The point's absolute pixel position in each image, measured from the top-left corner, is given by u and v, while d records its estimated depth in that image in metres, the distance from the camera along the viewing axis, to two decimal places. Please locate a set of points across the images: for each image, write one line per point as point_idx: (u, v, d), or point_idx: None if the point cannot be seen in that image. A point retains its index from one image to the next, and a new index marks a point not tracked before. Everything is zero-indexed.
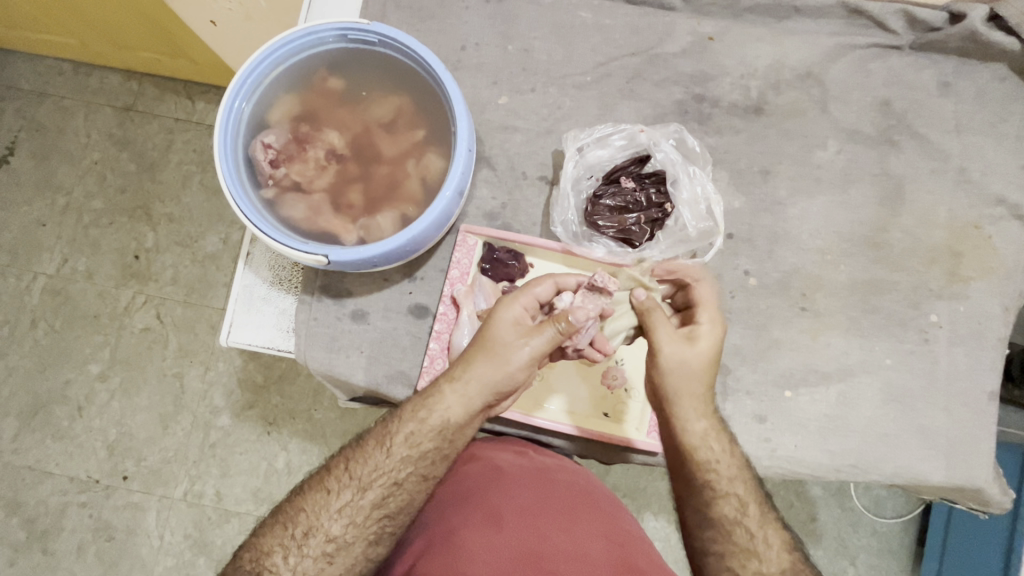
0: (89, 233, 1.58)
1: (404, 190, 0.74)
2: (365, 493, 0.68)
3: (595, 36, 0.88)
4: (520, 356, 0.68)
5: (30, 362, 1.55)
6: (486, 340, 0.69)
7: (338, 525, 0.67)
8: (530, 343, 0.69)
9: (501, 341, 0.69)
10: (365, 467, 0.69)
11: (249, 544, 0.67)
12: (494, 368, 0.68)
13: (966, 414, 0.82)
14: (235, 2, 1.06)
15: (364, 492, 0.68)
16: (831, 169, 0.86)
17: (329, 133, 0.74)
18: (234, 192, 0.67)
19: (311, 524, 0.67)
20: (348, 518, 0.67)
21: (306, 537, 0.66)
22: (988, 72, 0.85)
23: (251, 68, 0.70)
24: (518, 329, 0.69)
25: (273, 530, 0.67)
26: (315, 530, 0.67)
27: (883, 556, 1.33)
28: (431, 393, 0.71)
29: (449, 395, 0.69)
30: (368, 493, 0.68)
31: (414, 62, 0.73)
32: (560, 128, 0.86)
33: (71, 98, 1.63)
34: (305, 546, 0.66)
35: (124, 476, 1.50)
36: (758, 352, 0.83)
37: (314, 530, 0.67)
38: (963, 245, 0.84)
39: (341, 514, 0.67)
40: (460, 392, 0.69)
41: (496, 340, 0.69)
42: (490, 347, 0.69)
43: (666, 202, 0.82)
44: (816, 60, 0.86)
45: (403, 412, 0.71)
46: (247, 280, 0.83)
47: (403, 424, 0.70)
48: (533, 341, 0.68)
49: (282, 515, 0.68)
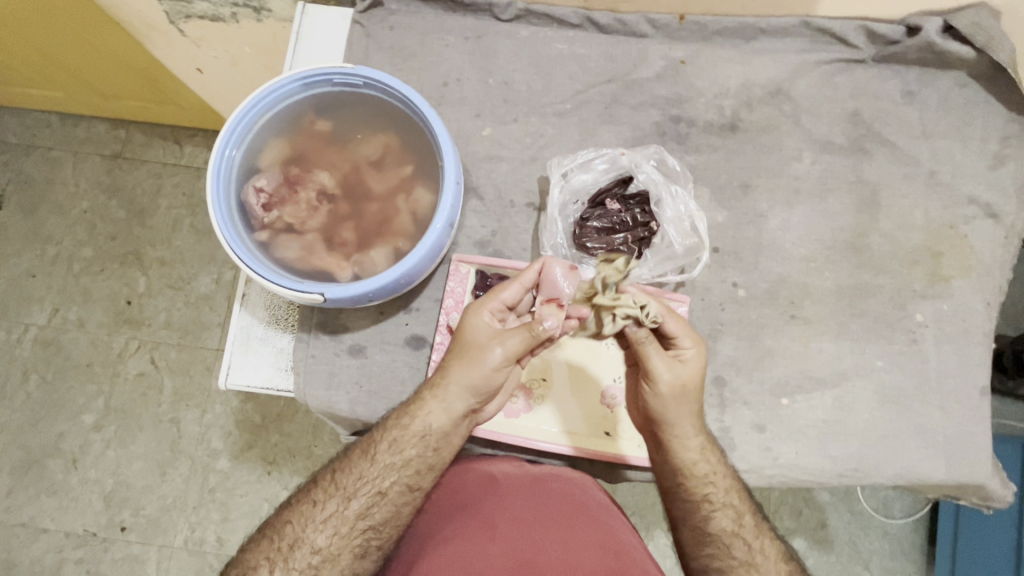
0: (79, 282, 1.58)
1: (396, 225, 0.76)
2: (350, 504, 0.70)
3: (572, 65, 0.91)
4: (497, 361, 0.69)
5: (22, 416, 1.53)
6: (463, 346, 0.70)
7: (324, 537, 0.69)
8: (507, 350, 0.69)
9: (477, 346, 0.69)
10: (351, 476, 0.71)
11: (238, 558, 0.70)
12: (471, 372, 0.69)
13: (961, 410, 0.83)
14: (220, 49, 1.09)
15: (350, 501, 0.70)
16: (808, 179, 0.89)
17: (318, 173, 0.75)
18: (227, 236, 0.68)
19: (298, 536, 0.69)
20: (333, 529, 0.69)
21: (295, 548, 0.68)
22: (949, 79, 0.89)
23: (240, 115, 0.72)
24: (495, 333, 0.70)
25: (263, 543, 0.69)
26: (302, 542, 0.69)
27: (895, 558, 1.34)
28: (417, 403, 0.73)
29: (433, 405, 0.71)
30: (353, 502, 0.70)
31: (399, 101, 0.76)
32: (545, 155, 0.89)
33: (58, 150, 1.65)
34: (292, 558, 0.68)
35: (121, 528, 1.47)
36: (752, 362, 0.84)
37: (300, 542, 0.69)
38: (941, 245, 0.87)
39: (326, 524, 0.69)
40: (443, 400, 0.71)
41: (473, 345, 0.70)
42: (469, 353, 0.70)
43: (651, 220, 0.84)
44: (784, 77, 0.90)
45: (390, 423, 0.73)
46: (243, 321, 0.83)
47: (387, 433, 0.73)
48: (507, 345, 0.68)
49: (273, 527, 0.70)
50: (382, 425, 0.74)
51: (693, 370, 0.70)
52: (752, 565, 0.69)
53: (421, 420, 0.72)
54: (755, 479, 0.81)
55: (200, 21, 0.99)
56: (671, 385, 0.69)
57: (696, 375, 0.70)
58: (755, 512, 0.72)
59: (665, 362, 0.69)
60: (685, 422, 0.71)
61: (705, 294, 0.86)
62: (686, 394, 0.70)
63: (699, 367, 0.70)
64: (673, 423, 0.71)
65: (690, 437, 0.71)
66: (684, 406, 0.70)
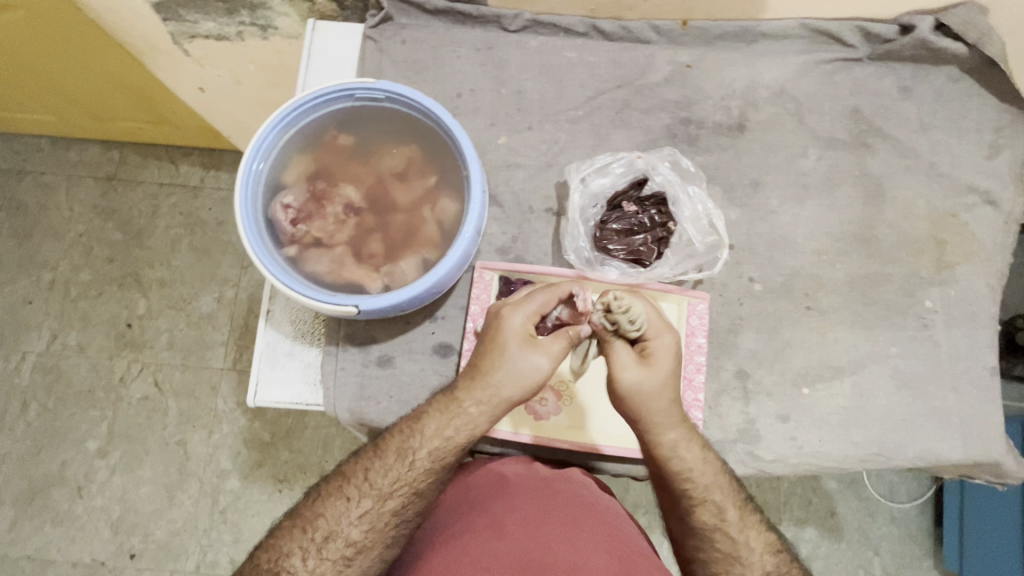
0: (77, 306, 1.56)
1: (423, 235, 0.77)
2: (386, 502, 0.71)
3: (582, 73, 0.93)
4: (540, 374, 0.69)
5: (24, 447, 1.49)
6: (502, 356, 0.69)
7: (358, 531, 0.70)
8: (552, 362, 0.70)
9: (521, 362, 0.69)
10: (386, 478, 0.71)
11: (267, 544, 0.70)
12: (513, 385, 0.69)
13: (973, 391, 0.86)
14: (224, 68, 1.08)
15: (385, 501, 0.71)
16: (815, 175, 0.92)
17: (344, 188, 0.77)
18: (259, 252, 0.69)
19: (331, 529, 0.70)
20: (365, 524, 0.70)
21: (342, 538, 0.69)
22: (942, 74, 0.92)
23: (265, 132, 0.72)
24: (538, 347, 0.70)
25: (294, 533, 0.70)
26: (335, 534, 0.70)
27: (903, 541, 1.38)
28: (453, 409, 0.71)
29: (473, 413, 0.70)
30: (389, 501, 0.71)
31: (421, 113, 0.77)
32: (560, 161, 0.91)
33: (51, 174, 1.63)
34: (325, 549, 0.69)
35: (130, 555, 1.44)
36: (773, 354, 0.86)
37: (334, 535, 0.69)
38: (944, 233, 0.90)
39: (361, 520, 0.70)
40: (483, 410, 0.70)
41: (516, 357, 0.69)
42: (512, 365, 0.69)
43: (669, 220, 0.87)
44: (786, 78, 0.93)
45: (425, 424, 0.72)
46: (269, 337, 0.83)
47: (424, 439, 0.71)
48: (553, 358, 0.69)
49: (302, 517, 0.71)
50: (417, 429, 0.72)
51: (660, 365, 0.68)
52: (736, 557, 0.71)
53: (455, 423, 0.71)
54: (782, 468, 0.83)
55: (205, 40, 0.99)
56: (635, 382, 0.68)
57: (666, 370, 0.68)
58: (742, 504, 0.73)
59: (630, 359, 0.69)
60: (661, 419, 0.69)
61: (724, 290, 0.88)
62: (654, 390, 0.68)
63: (668, 364, 0.68)
64: (650, 423, 0.69)
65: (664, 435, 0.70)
66: (667, 394, 0.68)
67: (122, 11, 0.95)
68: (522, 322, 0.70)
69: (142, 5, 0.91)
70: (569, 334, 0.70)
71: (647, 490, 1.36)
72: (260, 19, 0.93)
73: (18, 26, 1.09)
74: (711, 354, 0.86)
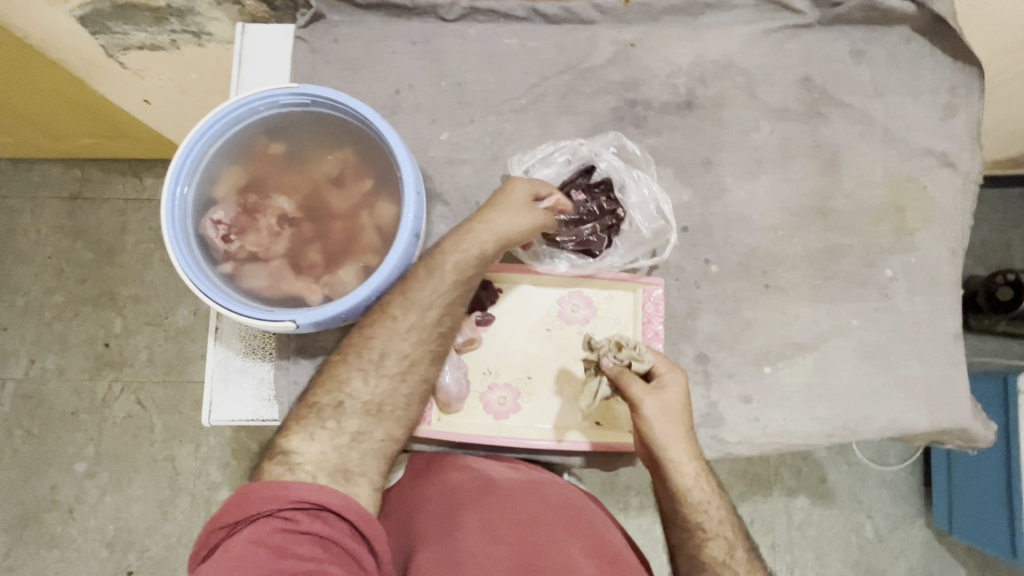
0: (53, 330, 1.54)
1: (363, 241, 0.75)
2: (389, 353, 0.71)
3: (524, 59, 0.90)
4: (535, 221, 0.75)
5: (13, 473, 1.49)
6: (503, 208, 0.74)
7: (409, 344, 0.71)
8: (541, 217, 0.76)
9: (518, 208, 0.75)
10: (420, 293, 0.71)
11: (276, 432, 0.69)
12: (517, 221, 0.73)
13: (937, 357, 0.85)
14: (166, 78, 1.05)
15: (389, 354, 0.71)
16: (769, 149, 0.90)
17: (277, 198, 0.74)
18: (189, 272, 0.67)
19: (340, 393, 0.69)
20: (370, 378, 0.70)
21: (384, 358, 0.70)
22: (894, 35, 0.89)
23: (187, 148, 0.70)
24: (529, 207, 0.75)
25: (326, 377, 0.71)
26: (390, 351, 0.71)
27: (891, 504, 1.39)
28: (445, 253, 0.73)
29: (470, 255, 0.73)
30: (430, 313, 0.72)
31: (350, 116, 0.75)
32: (506, 153, 0.89)
33: (13, 197, 1.59)
34: (340, 413, 0.69)
35: (129, 572, 1.45)
36: (733, 336, 0.85)
37: (386, 355, 0.71)
38: (904, 199, 0.88)
39: (368, 375, 0.70)
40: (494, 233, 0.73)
41: (512, 207, 0.74)
42: (510, 213, 0.74)
43: (618, 207, 0.84)
44: (735, 50, 0.90)
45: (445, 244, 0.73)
46: (220, 356, 0.82)
47: (419, 284, 0.72)
48: (541, 215, 0.76)
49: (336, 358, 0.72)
50: (408, 280, 0.73)
51: (674, 394, 0.72)
52: None
53: (478, 241, 0.73)
54: (748, 450, 0.82)
55: (139, 51, 0.95)
56: (655, 409, 0.71)
57: (681, 398, 0.72)
58: (750, 549, 0.71)
59: (647, 391, 0.71)
60: (677, 451, 0.71)
61: (679, 274, 0.86)
62: (670, 419, 0.71)
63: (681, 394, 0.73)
64: (666, 453, 0.71)
65: (684, 464, 0.72)
66: (679, 425, 0.72)
67: (46, 27, 0.91)
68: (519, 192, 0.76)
69: (67, 20, 0.87)
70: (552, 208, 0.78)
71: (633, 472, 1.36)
72: (191, 25, 0.89)
73: None
74: (669, 340, 0.85)
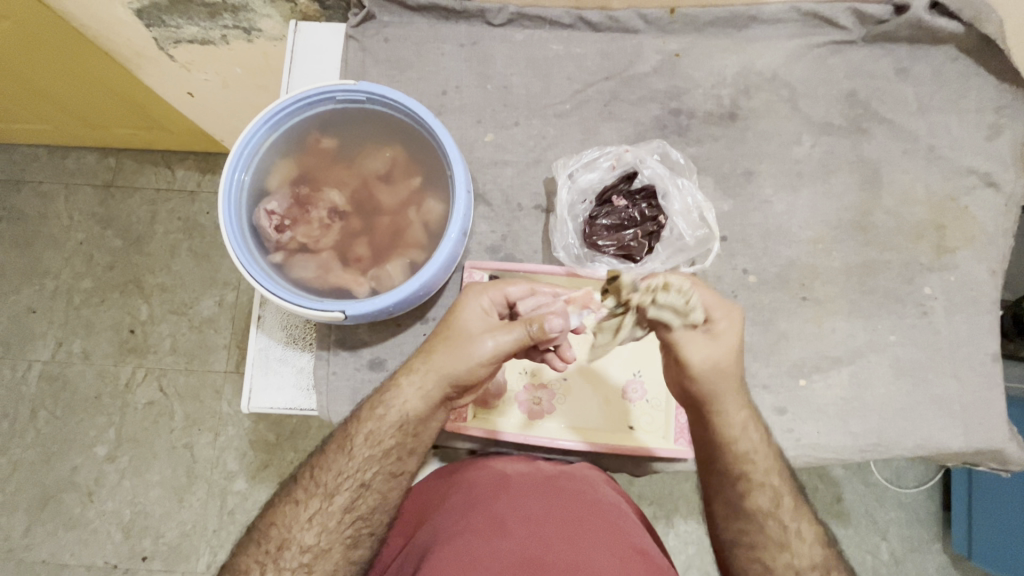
0: (81, 314, 1.57)
1: (409, 236, 0.77)
2: (333, 499, 0.69)
3: (569, 65, 0.91)
4: (484, 355, 0.66)
5: (35, 453, 1.51)
6: (451, 333, 0.68)
7: (342, 498, 0.69)
8: (497, 344, 0.66)
9: (466, 335, 0.67)
10: (330, 474, 0.70)
11: (232, 564, 0.71)
12: (456, 361, 0.67)
13: (975, 377, 0.84)
14: (211, 72, 1.06)
15: (332, 498, 0.69)
16: (809, 162, 0.90)
17: (328, 192, 0.76)
18: (242, 258, 0.68)
19: (285, 537, 0.69)
20: (320, 525, 0.69)
21: (333, 495, 0.69)
22: (940, 54, 0.90)
23: (246, 140, 0.72)
24: (488, 327, 0.68)
25: (251, 548, 0.70)
26: (319, 507, 0.69)
27: (912, 527, 1.37)
28: (390, 389, 0.70)
29: (407, 389, 0.69)
30: (336, 498, 0.69)
31: (404, 114, 0.76)
32: (549, 157, 0.90)
33: (49, 182, 1.63)
34: (281, 558, 0.68)
35: (142, 557, 1.46)
36: (769, 346, 0.85)
37: (288, 542, 0.69)
38: (944, 217, 0.88)
39: (313, 522, 0.69)
40: (420, 385, 0.68)
41: (462, 334, 0.67)
42: (455, 342, 0.68)
43: (659, 214, 0.86)
44: (779, 63, 0.91)
45: (364, 412, 0.71)
46: (260, 344, 0.83)
47: (361, 425, 0.70)
48: (498, 340, 0.66)
49: (257, 533, 0.71)
50: (357, 417, 0.71)
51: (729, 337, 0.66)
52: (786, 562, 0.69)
53: (424, 380, 0.68)
54: (781, 462, 0.82)
55: (190, 45, 0.97)
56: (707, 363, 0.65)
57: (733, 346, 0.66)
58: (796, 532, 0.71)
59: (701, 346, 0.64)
60: (724, 397, 0.68)
61: (718, 283, 0.87)
62: (723, 364, 0.66)
63: (735, 338, 0.66)
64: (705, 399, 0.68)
65: (733, 416, 0.69)
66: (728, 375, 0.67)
67: (102, 17, 0.93)
68: (478, 302, 0.70)
69: (124, 12, 0.89)
70: (521, 329, 0.66)
71: (650, 482, 1.35)
72: (243, 21, 0.90)
73: (34, 60, 1.11)
74: None
